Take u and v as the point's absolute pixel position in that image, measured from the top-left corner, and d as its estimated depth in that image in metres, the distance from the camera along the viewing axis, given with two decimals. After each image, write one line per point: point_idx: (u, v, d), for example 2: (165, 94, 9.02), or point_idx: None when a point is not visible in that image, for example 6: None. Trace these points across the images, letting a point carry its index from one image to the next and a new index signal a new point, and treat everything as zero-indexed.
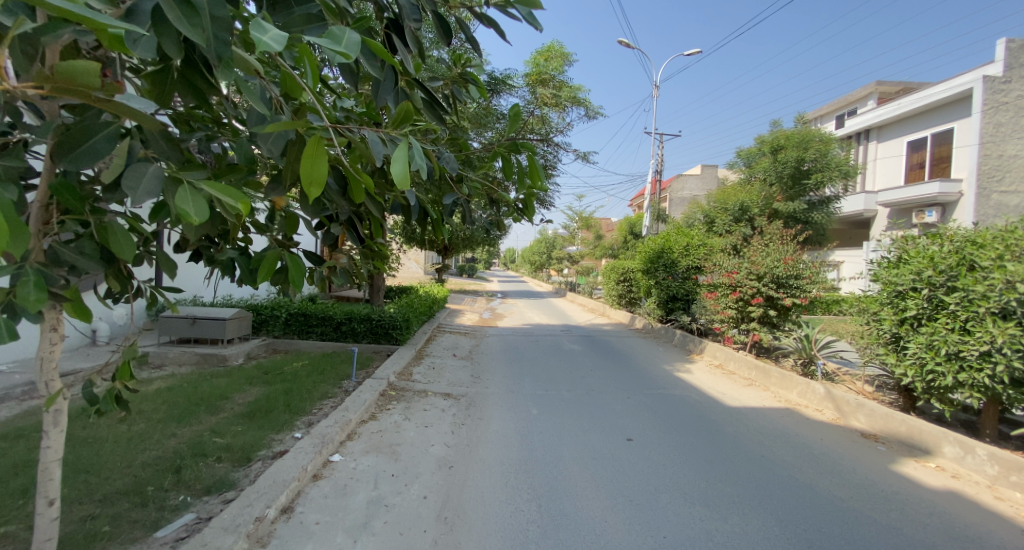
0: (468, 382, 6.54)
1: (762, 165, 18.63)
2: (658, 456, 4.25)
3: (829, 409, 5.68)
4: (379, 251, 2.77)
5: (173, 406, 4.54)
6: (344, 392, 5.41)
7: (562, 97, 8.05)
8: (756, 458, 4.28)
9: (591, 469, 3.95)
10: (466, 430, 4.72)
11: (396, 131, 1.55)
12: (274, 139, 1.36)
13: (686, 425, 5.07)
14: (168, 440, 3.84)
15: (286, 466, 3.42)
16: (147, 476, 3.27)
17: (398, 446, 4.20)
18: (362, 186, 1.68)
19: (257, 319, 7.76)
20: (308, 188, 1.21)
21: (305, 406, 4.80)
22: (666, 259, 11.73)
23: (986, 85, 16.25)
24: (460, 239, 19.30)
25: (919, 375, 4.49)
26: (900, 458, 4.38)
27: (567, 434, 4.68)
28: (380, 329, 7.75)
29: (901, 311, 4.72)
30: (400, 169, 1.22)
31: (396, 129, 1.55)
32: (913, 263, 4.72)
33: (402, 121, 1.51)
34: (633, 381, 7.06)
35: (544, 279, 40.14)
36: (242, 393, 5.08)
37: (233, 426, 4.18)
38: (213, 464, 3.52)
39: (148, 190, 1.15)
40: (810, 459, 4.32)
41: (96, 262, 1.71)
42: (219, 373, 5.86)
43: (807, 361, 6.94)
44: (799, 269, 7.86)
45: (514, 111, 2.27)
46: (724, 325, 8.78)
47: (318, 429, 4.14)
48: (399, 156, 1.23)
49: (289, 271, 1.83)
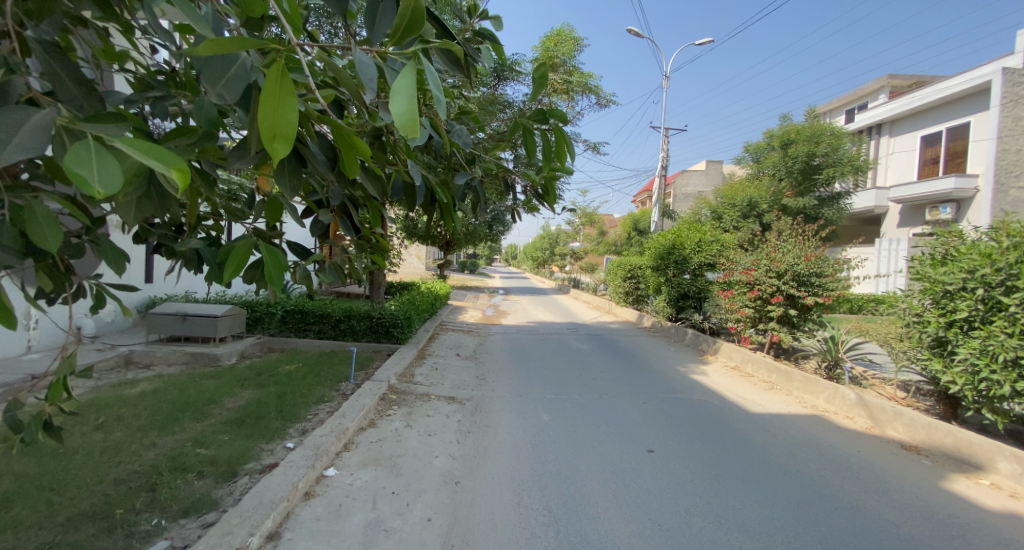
0: (473, 384, 6.17)
1: (772, 159, 18.11)
2: (684, 471, 3.90)
3: (862, 417, 5.31)
4: (378, 244, 2.40)
5: (155, 412, 4.17)
6: (342, 396, 5.04)
7: (572, 83, 7.64)
8: (791, 475, 3.91)
9: (612, 485, 3.61)
10: (472, 439, 4.35)
11: (397, 51, 1.14)
12: (229, 80, 0.96)
13: (710, 434, 4.72)
14: (146, 452, 3.47)
15: (275, 483, 3.05)
16: (118, 495, 2.89)
17: (398, 459, 3.83)
18: (356, 152, 1.29)
19: (251, 316, 7.39)
20: (270, 146, 0.81)
21: (299, 412, 4.44)
22: (677, 256, 11.30)
23: (1006, 78, 15.77)
24: (463, 234, 18.86)
25: (970, 383, 4.12)
26: (949, 474, 4.02)
27: (582, 444, 4.33)
28: (381, 327, 7.38)
29: (949, 311, 4.37)
30: (407, 106, 0.83)
31: (397, 48, 1.15)
32: (964, 260, 4.37)
33: (407, 33, 1.11)
34: (647, 384, 6.68)
35: (547, 275, 39.66)
36: (232, 397, 4.70)
37: (219, 435, 3.81)
38: (194, 479, 3.14)
39: (27, 148, 0.81)
40: (851, 476, 3.95)
41: (15, 254, 1.34)
42: (209, 374, 5.50)
43: (832, 364, 6.55)
44: (822, 267, 7.44)
45: (541, 73, 1.89)
46: (740, 324, 8.38)
47: (312, 439, 3.77)
48: (403, 87, 0.84)
49: (265, 267, 1.46)
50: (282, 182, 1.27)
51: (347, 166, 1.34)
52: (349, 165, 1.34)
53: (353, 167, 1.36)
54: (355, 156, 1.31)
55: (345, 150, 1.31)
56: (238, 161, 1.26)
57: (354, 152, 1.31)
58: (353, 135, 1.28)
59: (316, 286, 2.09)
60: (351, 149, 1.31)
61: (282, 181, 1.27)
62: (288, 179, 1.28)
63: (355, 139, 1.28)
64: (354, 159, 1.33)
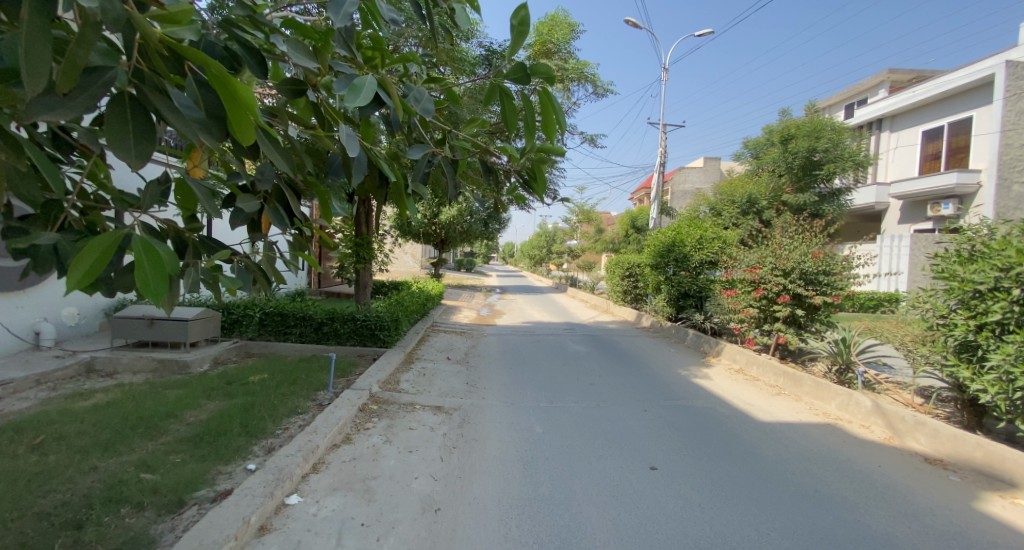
0: (462, 391, 5.78)
1: (772, 154, 17.65)
2: (691, 493, 3.52)
3: (879, 426, 4.94)
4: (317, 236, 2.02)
5: (101, 430, 3.74)
6: (317, 408, 4.64)
7: (567, 71, 7.22)
8: (810, 496, 3.54)
9: (611, 511, 3.22)
10: (458, 456, 3.94)
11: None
12: None
13: (717, 448, 4.35)
14: (82, 479, 3.06)
15: (224, 516, 2.64)
16: (36, 534, 2.48)
17: (373, 482, 3.42)
18: (247, 112, 0.96)
19: (228, 318, 6.96)
20: None
21: (266, 426, 4.03)
22: (677, 253, 10.85)
23: (1008, 71, 15.47)
24: (458, 232, 18.44)
25: (1003, 392, 3.73)
26: (981, 493, 3.66)
27: (579, 461, 3.94)
28: (365, 330, 6.96)
29: (979, 314, 4.01)
30: None
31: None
32: (995, 257, 4.02)
33: None
34: (647, 390, 6.29)
35: (545, 275, 39.16)
36: (195, 410, 4.29)
37: (170, 456, 3.40)
38: (131, 513, 2.72)
39: None
40: (875, 497, 3.56)
41: None
42: (174, 382, 5.07)
43: (843, 369, 6.18)
44: (830, 264, 7.08)
45: (521, 19, 1.50)
46: (745, 325, 7.98)
47: (275, 459, 3.36)
48: None
49: (139, 269, 1.11)
50: (121, 148, 0.89)
51: (238, 130, 1.00)
52: (242, 130, 1.00)
53: (247, 133, 1.02)
54: (247, 118, 0.98)
55: (232, 108, 0.96)
56: (44, 112, 0.85)
57: (245, 113, 0.97)
58: (239, 88, 0.95)
59: (232, 294, 1.61)
60: (239, 108, 0.97)
61: (124, 146, 0.89)
62: (133, 143, 0.90)
63: (242, 94, 0.95)
64: (246, 122, 0.99)
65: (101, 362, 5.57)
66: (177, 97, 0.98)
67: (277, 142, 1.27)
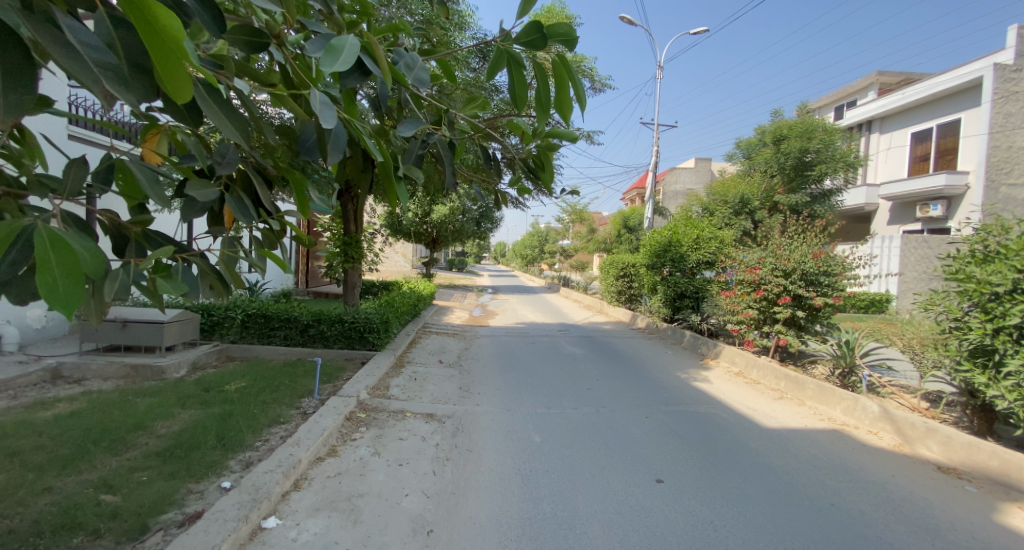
0: (455, 397, 5.52)
1: (764, 155, 17.58)
2: (701, 509, 3.29)
3: (887, 432, 4.77)
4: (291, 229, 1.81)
5: (60, 445, 3.43)
6: (301, 417, 4.35)
7: None
8: (826, 511, 3.33)
9: (618, 531, 2.98)
10: (451, 470, 3.68)
11: None
12: None
13: (724, 457, 4.14)
14: (34, 501, 2.76)
15: (190, 544, 2.36)
16: None
17: (359, 500, 3.15)
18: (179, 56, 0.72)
19: (208, 320, 6.62)
20: None
21: (244, 438, 3.75)
22: (673, 253, 10.67)
23: (996, 74, 15.58)
24: (450, 231, 18.16)
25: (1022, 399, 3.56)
26: (999, 504, 3.47)
27: (581, 474, 3.70)
28: (353, 332, 6.66)
29: (995, 316, 3.83)
30: None
31: None
32: (1014, 257, 3.85)
33: None
34: (646, 394, 6.07)
35: (536, 275, 38.95)
36: (167, 420, 3.99)
37: (136, 474, 3.11)
38: (84, 542, 2.43)
39: None
40: (894, 512, 3.36)
41: None
42: (146, 390, 4.75)
43: (847, 372, 6.00)
44: (831, 265, 6.93)
45: None
46: (743, 327, 7.81)
47: (253, 476, 3.08)
48: None
49: (39, 269, 0.85)
50: None
51: (170, 83, 0.77)
52: (175, 82, 0.77)
53: (181, 90, 0.80)
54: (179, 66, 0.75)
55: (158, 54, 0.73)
56: None
57: (174, 56, 0.74)
58: (161, 17, 0.70)
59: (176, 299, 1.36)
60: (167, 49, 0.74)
61: None
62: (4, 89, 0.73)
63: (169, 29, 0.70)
64: (180, 72, 0.76)
65: (69, 367, 5.24)
66: (76, 31, 0.76)
67: (219, 94, 1.05)
